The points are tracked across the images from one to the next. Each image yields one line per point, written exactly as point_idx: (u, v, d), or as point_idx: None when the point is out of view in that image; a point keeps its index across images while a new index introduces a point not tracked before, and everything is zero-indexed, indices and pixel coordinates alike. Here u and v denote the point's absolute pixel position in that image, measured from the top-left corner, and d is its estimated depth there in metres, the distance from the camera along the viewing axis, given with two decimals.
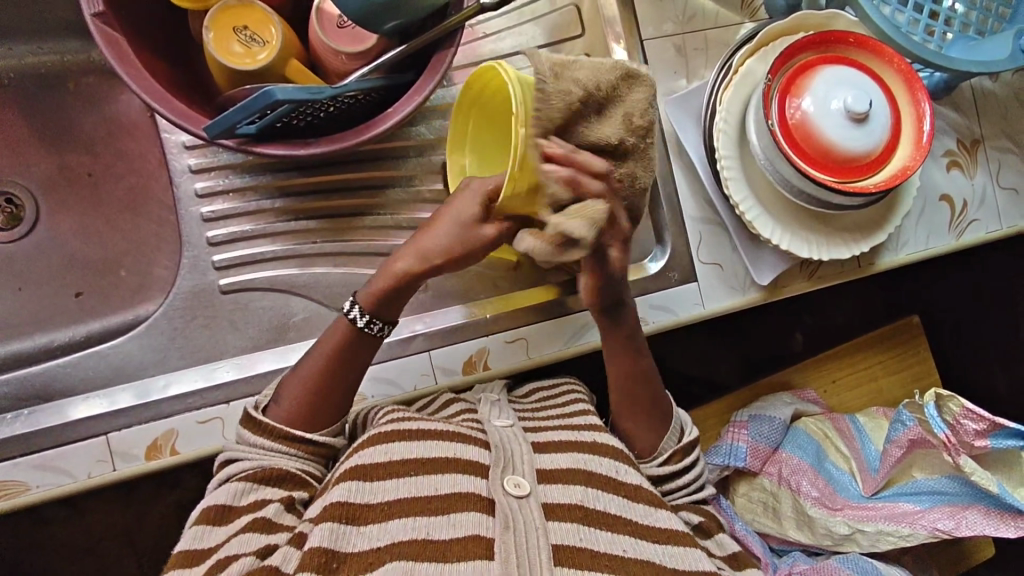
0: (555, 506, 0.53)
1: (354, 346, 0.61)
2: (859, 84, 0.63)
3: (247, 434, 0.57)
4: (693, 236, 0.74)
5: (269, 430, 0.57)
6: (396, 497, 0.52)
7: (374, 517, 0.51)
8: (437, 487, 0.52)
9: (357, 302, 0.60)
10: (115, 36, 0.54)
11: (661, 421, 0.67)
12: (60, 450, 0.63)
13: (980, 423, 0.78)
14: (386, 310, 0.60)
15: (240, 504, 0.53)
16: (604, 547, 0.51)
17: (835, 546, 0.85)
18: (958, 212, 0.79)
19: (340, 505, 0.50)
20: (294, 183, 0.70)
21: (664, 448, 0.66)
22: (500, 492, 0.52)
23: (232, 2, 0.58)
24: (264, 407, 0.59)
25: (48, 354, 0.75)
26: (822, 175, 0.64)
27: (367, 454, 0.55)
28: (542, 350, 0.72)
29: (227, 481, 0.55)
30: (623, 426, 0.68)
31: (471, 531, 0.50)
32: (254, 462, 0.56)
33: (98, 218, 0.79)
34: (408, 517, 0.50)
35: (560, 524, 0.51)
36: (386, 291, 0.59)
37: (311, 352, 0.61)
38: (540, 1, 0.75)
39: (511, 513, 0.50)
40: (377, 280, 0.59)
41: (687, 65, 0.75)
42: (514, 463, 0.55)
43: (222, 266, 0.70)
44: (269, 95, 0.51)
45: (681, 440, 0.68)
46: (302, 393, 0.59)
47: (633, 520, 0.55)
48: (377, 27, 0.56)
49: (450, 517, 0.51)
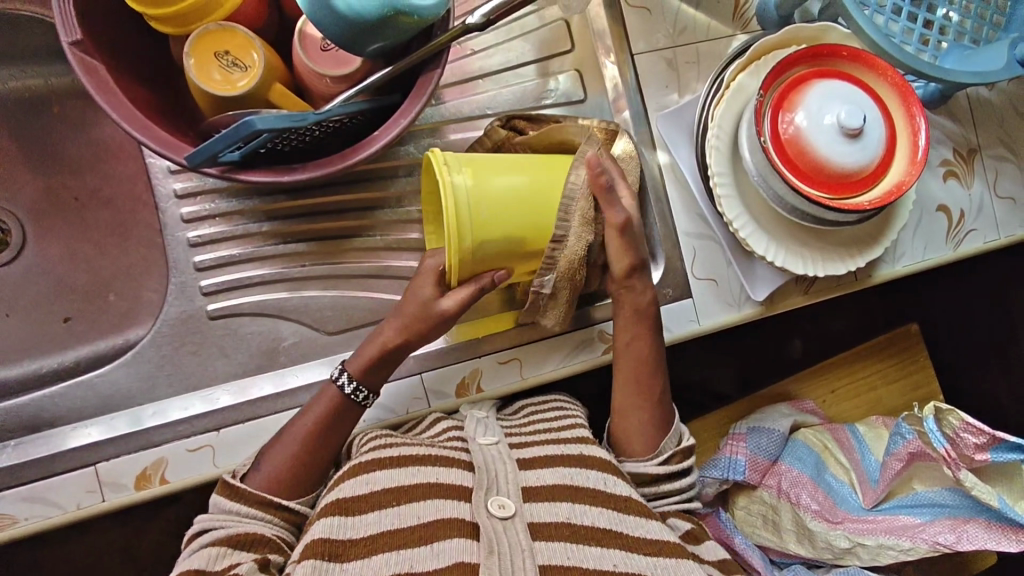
0: (542, 525, 0.52)
1: (338, 413, 0.62)
2: (852, 99, 0.62)
3: (220, 499, 0.57)
4: (687, 252, 0.73)
5: (246, 497, 0.57)
6: (378, 528, 0.51)
7: (357, 552, 0.50)
8: (420, 516, 0.52)
9: (345, 369, 0.62)
10: (95, 64, 0.53)
11: (663, 425, 0.67)
12: (49, 482, 0.63)
13: (980, 437, 0.77)
14: (372, 378, 0.63)
15: (214, 568, 0.53)
16: (594, 563, 0.51)
17: (836, 559, 0.84)
18: (955, 222, 0.78)
19: (321, 543, 0.50)
20: (281, 206, 0.69)
21: (663, 448, 0.66)
22: (484, 516, 0.52)
23: (212, 27, 0.57)
24: (243, 474, 0.60)
25: (37, 381, 0.75)
26: (815, 191, 0.63)
27: (349, 486, 0.55)
28: (535, 370, 0.71)
29: (202, 546, 0.54)
30: (619, 428, 0.68)
31: (455, 559, 0.49)
32: (224, 527, 0.56)
33: (85, 242, 0.78)
34: (391, 550, 0.50)
35: (548, 543, 0.51)
36: (371, 364, 0.62)
37: (297, 421, 0.62)
38: (529, 16, 0.74)
39: (495, 537, 0.50)
40: (364, 349, 0.63)
41: (679, 78, 0.74)
42: (498, 485, 0.55)
43: (210, 290, 0.69)
44: (250, 124, 0.49)
45: (679, 443, 0.68)
46: (283, 462, 0.60)
47: (622, 533, 0.54)
48: (362, 49, 0.55)
49: (434, 546, 0.50)
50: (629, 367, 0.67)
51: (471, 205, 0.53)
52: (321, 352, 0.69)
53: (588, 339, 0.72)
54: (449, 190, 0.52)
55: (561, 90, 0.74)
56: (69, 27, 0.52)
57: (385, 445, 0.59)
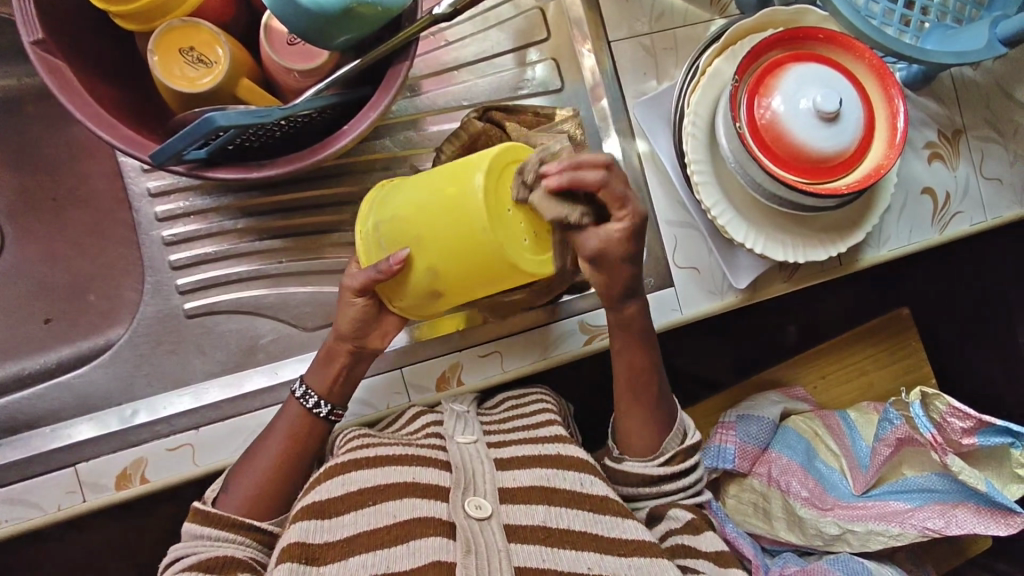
0: (518, 528, 0.52)
1: (305, 431, 0.62)
2: (828, 82, 0.61)
3: (193, 526, 0.57)
4: (668, 240, 0.72)
5: (218, 519, 0.57)
6: (355, 529, 0.52)
7: (334, 555, 0.50)
8: (395, 514, 0.53)
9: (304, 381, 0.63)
10: (57, 64, 0.53)
11: (664, 424, 0.67)
12: (29, 484, 0.63)
13: (966, 422, 0.77)
14: (320, 380, 0.62)
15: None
16: (568, 566, 0.51)
17: (826, 546, 0.84)
18: (941, 205, 0.77)
19: (298, 545, 0.50)
20: (256, 203, 0.69)
21: (666, 448, 0.66)
22: (460, 515, 0.52)
23: (176, 23, 0.56)
24: (213, 499, 0.59)
25: (19, 383, 0.75)
26: (792, 176, 0.62)
27: (325, 488, 0.54)
28: (515, 363, 0.70)
29: (173, 574, 0.54)
30: (622, 425, 0.68)
31: (432, 557, 0.50)
32: (199, 552, 0.55)
33: (64, 242, 0.78)
34: (368, 551, 0.50)
35: (523, 546, 0.51)
36: (325, 371, 0.62)
37: (263, 440, 0.62)
38: (503, 5, 0.73)
39: (471, 537, 0.50)
40: (318, 362, 0.63)
41: (656, 65, 0.73)
42: (476, 483, 0.55)
43: (187, 289, 0.69)
44: (211, 121, 0.49)
45: (684, 441, 0.68)
46: (254, 485, 0.60)
47: (598, 536, 0.54)
48: (328, 43, 0.54)
49: (410, 544, 0.51)
50: (623, 372, 0.67)
51: (378, 208, 0.56)
52: (299, 348, 0.68)
53: (567, 330, 0.71)
54: (367, 203, 0.59)
55: (538, 80, 0.74)
56: (30, 26, 0.52)
57: (364, 445, 0.58)
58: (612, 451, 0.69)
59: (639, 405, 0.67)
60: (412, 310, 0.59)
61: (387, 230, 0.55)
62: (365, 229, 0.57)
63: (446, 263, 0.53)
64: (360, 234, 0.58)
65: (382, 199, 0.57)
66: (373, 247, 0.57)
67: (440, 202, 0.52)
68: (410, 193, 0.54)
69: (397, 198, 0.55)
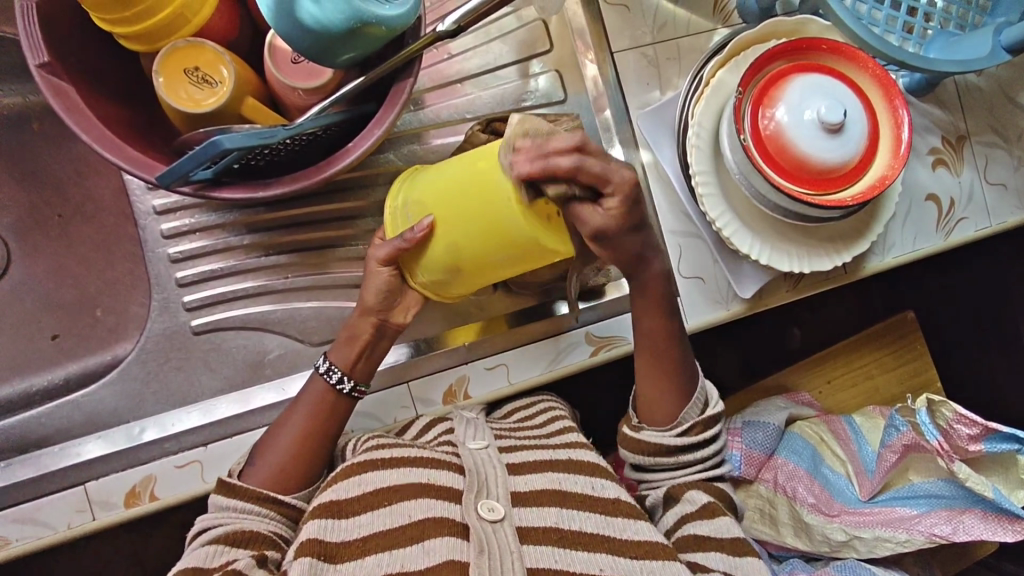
0: (531, 530, 0.52)
1: (330, 409, 0.62)
2: (833, 94, 0.61)
3: (219, 498, 0.57)
4: (673, 250, 0.72)
5: (243, 492, 0.57)
6: (369, 530, 0.52)
7: (350, 554, 0.51)
8: (410, 514, 0.53)
9: (327, 358, 0.63)
10: (63, 86, 0.53)
11: (684, 392, 0.67)
12: (39, 503, 0.63)
13: (973, 428, 0.77)
14: (341, 356, 0.62)
15: (213, 565, 0.53)
16: (581, 567, 0.51)
17: (833, 552, 0.83)
18: (946, 212, 0.77)
19: (316, 542, 0.50)
20: (262, 218, 0.69)
21: (685, 418, 0.66)
22: (473, 518, 0.52)
23: (181, 44, 0.56)
24: (239, 473, 0.60)
25: (27, 400, 0.75)
26: (797, 187, 0.62)
27: (342, 488, 0.54)
28: (522, 375, 0.70)
29: (201, 544, 0.55)
30: (642, 392, 0.67)
31: (446, 557, 0.50)
32: (226, 525, 0.56)
33: (71, 259, 0.78)
34: (384, 550, 0.51)
35: (536, 546, 0.51)
36: (349, 349, 0.62)
37: (289, 415, 0.62)
38: (506, 17, 0.73)
39: (485, 538, 0.50)
40: (339, 342, 0.63)
41: (660, 75, 0.73)
42: (488, 488, 0.55)
43: (193, 306, 0.69)
44: (217, 144, 0.49)
45: (703, 412, 0.68)
46: (280, 460, 0.60)
47: (610, 538, 0.54)
48: (332, 60, 0.54)
49: (424, 544, 0.51)
50: (645, 347, 0.66)
51: (406, 185, 0.59)
52: (306, 364, 0.69)
53: (576, 341, 0.71)
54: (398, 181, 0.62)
55: (541, 91, 0.74)
56: (35, 49, 0.52)
57: (377, 447, 0.58)
58: (630, 419, 0.68)
59: (658, 372, 0.66)
60: (433, 287, 0.60)
61: (415, 204, 0.56)
62: (394, 206, 0.60)
63: (467, 241, 0.53)
64: (389, 210, 0.61)
65: (409, 180, 0.60)
66: (400, 222, 0.59)
67: (467, 178, 0.51)
68: (449, 169, 0.54)
69: (438, 175, 0.55)
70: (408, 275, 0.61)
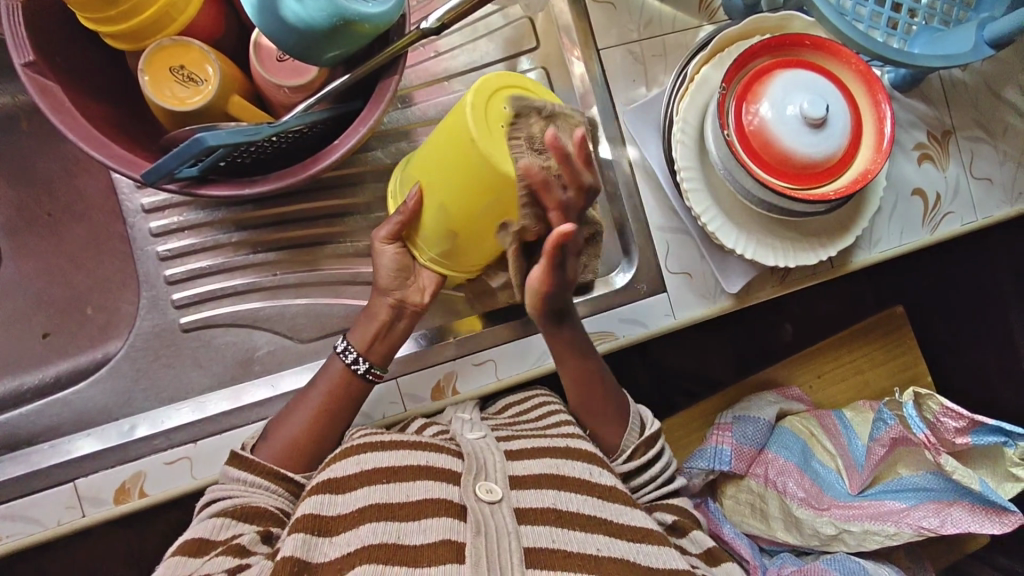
0: (529, 511, 0.53)
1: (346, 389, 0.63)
2: (815, 89, 0.61)
3: (232, 470, 0.57)
4: (660, 246, 0.73)
5: (254, 466, 0.57)
6: (367, 502, 0.52)
7: (346, 526, 0.51)
8: (409, 494, 0.53)
9: (348, 340, 0.63)
10: (48, 85, 0.53)
11: (620, 419, 0.68)
12: (28, 500, 0.63)
13: (960, 421, 0.77)
14: (361, 335, 0.63)
15: (218, 537, 0.53)
16: (578, 547, 0.52)
17: (823, 545, 0.84)
18: (931, 206, 0.78)
19: (310, 517, 0.51)
20: (250, 216, 0.69)
21: (626, 445, 0.66)
22: (471, 499, 0.52)
23: (167, 43, 0.57)
24: (251, 447, 0.60)
25: (18, 398, 0.75)
26: (781, 182, 0.62)
27: (340, 467, 0.55)
28: (511, 370, 0.71)
29: (208, 515, 0.55)
30: (587, 430, 0.69)
31: (442, 535, 0.50)
32: (234, 498, 0.56)
33: (61, 258, 0.79)
34: (379, 520, 0.51)
35: (533, 527, 0.52)
36: (371, 332, 0.63)
37: (304, 393, 0.62)
38: (493, 15, 0.74)
39: (482, 518, 0.50)
40: (361, 321, 0.63)
41: (646, 72, 0.74)
42: (486, 471, 0.55)
43: (182, 303, 0.69)
44: (201, 141, 0.49)
45: (643, 434, 0.68)
46: (292, 437, 0.61)
47: (607, 521, 0.55)
48: (317, 58, 0.54)
49: (422, 522, 0.51)
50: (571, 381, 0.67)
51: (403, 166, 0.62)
52: (295, 360, 0.69)
53: None
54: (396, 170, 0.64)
55: None
56: (20, 48, 0.52)
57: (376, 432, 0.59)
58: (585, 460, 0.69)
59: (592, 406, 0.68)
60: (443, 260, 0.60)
61: (412, 174, 0.58)
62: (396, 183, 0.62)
63: (452, 202, 0.52)
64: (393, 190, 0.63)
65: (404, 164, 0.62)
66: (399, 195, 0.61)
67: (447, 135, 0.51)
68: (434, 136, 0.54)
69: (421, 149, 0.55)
70: (414, 251, 0.62)
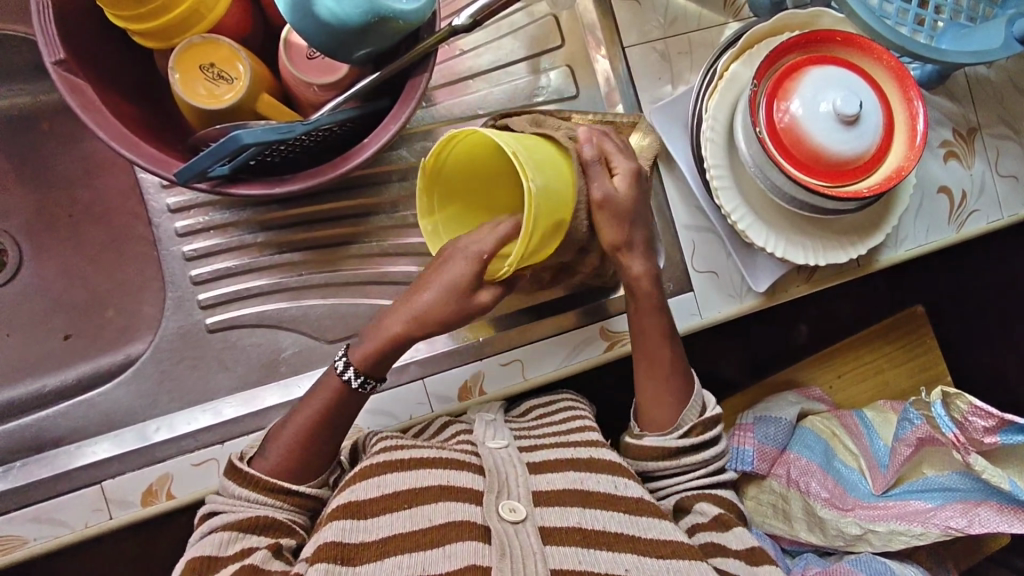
0: (553, 531, 0.52)
1: (344, 407, 0.60)
2: (848, 85, 0.61)
3: (231, 484, 0.56)
4: (686, 245, 0.72)
5: (251, 480, 0.56)
6: (390, 532, 0.51)
7: (368, 556, 0.50)
8: (431, 518, 0.52)
9: (350, 362, 0.59)
10: (79, 83, 0.53)
11: (682, 395, 0.65)
12: (55, 502, 0.63)
13: (988, 421, 0.76)
14: (376, 367, 0.59)
15: (224, 553, 0.52)
16: (605, 567, 0.51)
17: (847, 546, 0.83)
18: (957, 204, 0.77)
19: (334, 545, 0.50)
20: (275, 217, 0.69)
21: (683, 421, 0.65)
22: (495, 520, 0.52)
23: (197, 40, 0.56)
24: (250, 458, 0.58)
25: (39, 401, 0.74)
26: (814, 179, 0.62)
27: (360, 488, 0.54)
28: (537, 371, 0.70)
29: (212, 530, 0.54)
30: (643, 395, 0.66)
31: (468, 560, 0.49)
32: (238, 511, 0.55)
33: (82, 259, 0.78)
34: (404, 553, 0.50)
35: (559, 548, 0.51)
36: (378, 354, 0.58)
37: (297, 410, 0.59)
38: (517, 13, 0.73)
39: (506, 539, 0.50)
40: (367, 339, 0.58)
41: (672, 69, 0.73)
42: (509, 488, 0.55)
43: (208, 304, 0.69)
44: (237, 139, 0.49)
45: (703, 414, 0.66)
46: (289, 451, 0.58)
47: (635, 538, 0.54)
48: (348, 56, 0.54)
49: (446, 548, 0.50)
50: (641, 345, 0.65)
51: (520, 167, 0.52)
52: (320, 361, 0.68)
53: (590, 337, 0.71)
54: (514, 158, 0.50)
55: (553, 86, 0.74)
56: (52, 46, 0.52)
57: (391, 448, 0.58)
58: (634, 429, 0.67)
59: (658, 373, 0.65)
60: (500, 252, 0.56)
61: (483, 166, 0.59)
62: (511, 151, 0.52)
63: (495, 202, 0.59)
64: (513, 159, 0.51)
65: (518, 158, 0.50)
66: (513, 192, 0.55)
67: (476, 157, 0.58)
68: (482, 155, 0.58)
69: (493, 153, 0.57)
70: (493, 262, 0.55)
